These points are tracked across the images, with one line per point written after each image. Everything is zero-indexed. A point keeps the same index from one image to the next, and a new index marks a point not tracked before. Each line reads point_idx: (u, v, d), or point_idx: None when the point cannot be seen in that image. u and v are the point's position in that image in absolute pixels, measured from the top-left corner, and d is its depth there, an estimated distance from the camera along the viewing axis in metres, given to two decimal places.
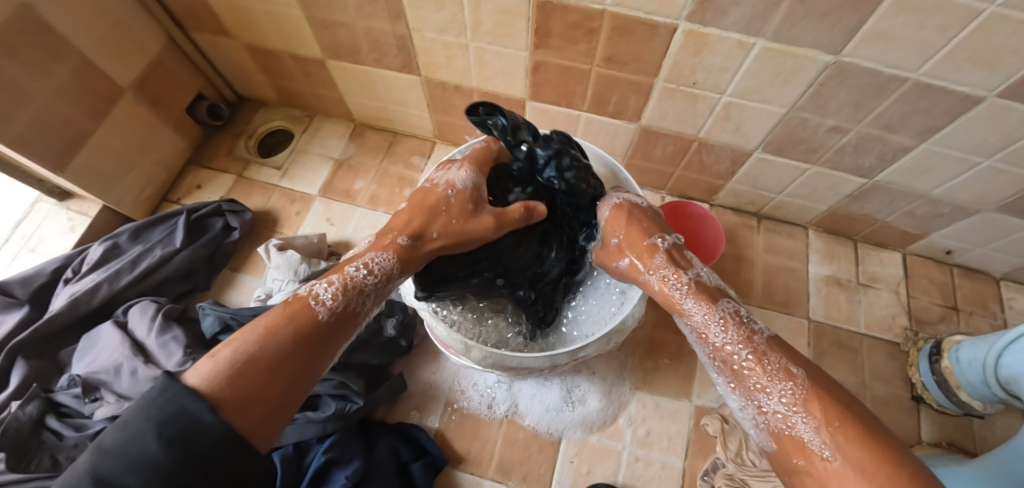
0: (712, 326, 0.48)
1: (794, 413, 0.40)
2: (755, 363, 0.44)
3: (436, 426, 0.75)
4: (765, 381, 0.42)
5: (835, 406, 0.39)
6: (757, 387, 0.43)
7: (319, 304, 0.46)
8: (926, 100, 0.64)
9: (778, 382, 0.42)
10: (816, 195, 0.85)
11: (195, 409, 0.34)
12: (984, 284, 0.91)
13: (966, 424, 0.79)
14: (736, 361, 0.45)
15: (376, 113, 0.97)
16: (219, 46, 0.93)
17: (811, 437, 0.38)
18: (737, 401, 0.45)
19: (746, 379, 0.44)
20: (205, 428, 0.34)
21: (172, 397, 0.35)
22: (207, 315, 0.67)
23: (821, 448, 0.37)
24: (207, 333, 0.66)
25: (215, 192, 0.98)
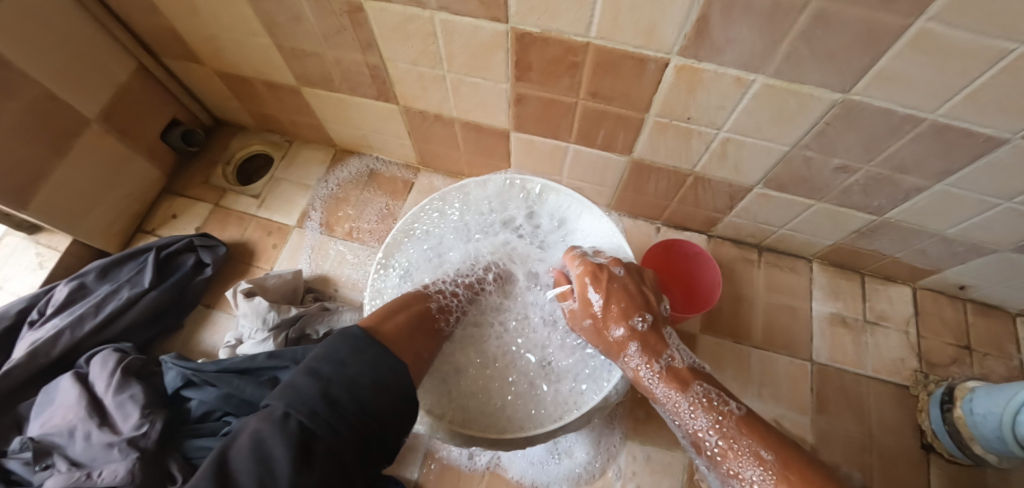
0: (686, 413, 0.51)
1: None
2: (725, 454, 0.47)
3: (415, 477, 0.72)
4: (736, 466, 0.46)
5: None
6: (730, 472, 0.47)
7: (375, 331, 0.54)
8: (944, 142, 0.58)
9: (748, 468, 0.45)
10: (821, 230, 0.79)
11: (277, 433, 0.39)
12: (999, 322, 0.85)
13: (980, 477, 0.74)
14: (705, 446, 0.49)
15: (356, 140, 0.93)
16: (192, 72, 0.89)
17: None
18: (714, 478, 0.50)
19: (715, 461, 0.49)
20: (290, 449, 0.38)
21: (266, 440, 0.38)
22: (169, 369, 0.63)
23: None
24: (169, 387, 0.62)
25: (190, 222, 0.95)
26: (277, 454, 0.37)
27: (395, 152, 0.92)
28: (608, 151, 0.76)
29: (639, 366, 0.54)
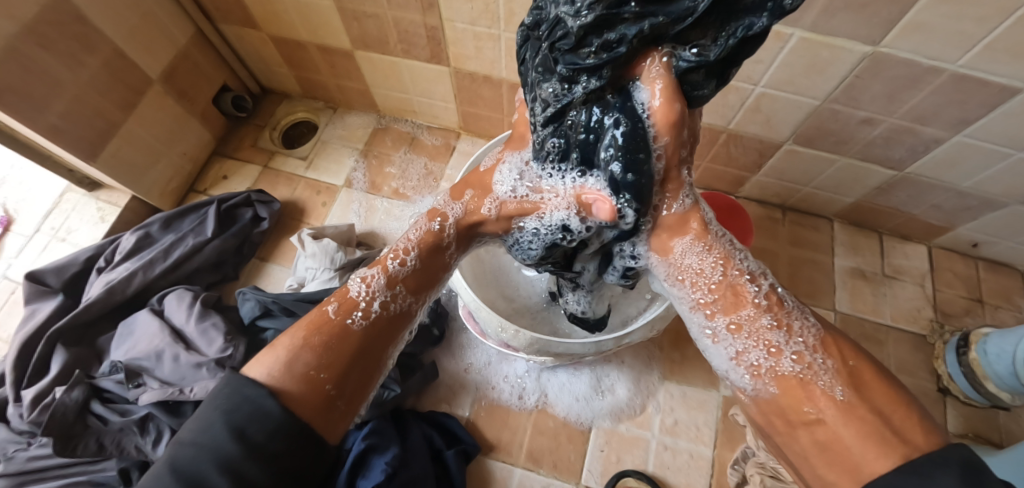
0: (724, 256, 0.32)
1: (813, 355, 0.28)
2: (774, 303, 0.30)
3: (467, 414, 0.76)
4: (783, 317, 0.30)
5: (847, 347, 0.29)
6: (771, 325, 0.29)
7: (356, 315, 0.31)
8: (961, 92, 0.62)
9: (796, 321, 0.30)
10: (843, 187, 0.86)
11: (255, 395, 0.26)
12: (1009, 278, 0.89)
13: (992, 416, 0.79)
14: (754, 296, 0.30)
15: (401, 105, 0.98)
16: (246, 37, 0.93)
17: (827, 379, 0.27)
18: (729, 347, 0.31)
19: (754, 317, 0.30)
20: (267, 417, 0.26)
21: (234, 389, 0.27)
22: (247, 300, 0.69)
23: (832, 387, 0.26)
24: (246, 317, 0.69)
25: (241, 182, 0.99)
26: (262, 400, 0.26)
27: (439, 116, 0.97)
28: None
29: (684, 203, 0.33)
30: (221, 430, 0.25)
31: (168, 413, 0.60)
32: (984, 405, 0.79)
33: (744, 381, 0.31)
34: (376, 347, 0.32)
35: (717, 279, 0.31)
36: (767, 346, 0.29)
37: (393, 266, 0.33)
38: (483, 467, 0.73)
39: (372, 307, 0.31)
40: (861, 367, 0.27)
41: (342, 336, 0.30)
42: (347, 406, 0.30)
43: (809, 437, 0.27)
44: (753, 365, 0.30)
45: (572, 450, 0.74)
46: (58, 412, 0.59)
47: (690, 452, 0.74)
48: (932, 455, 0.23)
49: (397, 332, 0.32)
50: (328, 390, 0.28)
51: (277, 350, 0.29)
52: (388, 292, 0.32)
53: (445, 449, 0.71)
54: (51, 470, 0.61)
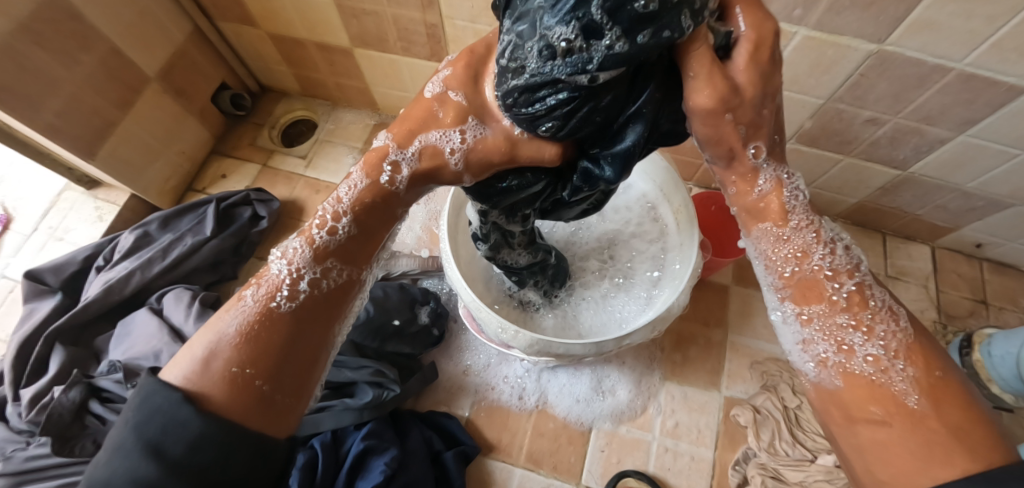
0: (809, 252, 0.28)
1: (890, 358, 0.26)
2: (859, 295, 0.28)
3: (466, 415, 0.76)
4: (870, 318, 0.27)
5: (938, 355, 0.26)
6: (849, 322, 0.27)
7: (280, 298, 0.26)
8: (968, 91, 0.61)
9: (882, 322, 0.27)
10: (846, 187, 0.85)
11: (167, 404, 0.24)
12: (1014, 279, 0.88)
13: (995, 419, 0.78)
14: (834, 291, 0.28)
15: (400, 103, 0.97)
16: (243, 35, 0.92)
17: (903, 384, 0.25)
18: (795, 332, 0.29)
19: (829, 311, 0.28)
20: (182, 427, 0.23)
21: (147, 396, 0.25)
22: None
23: (905, 392, 0.24)
24: None
25: (239, 181, 0.99)
26: (175, 410, 0.24)
27: None
28: None
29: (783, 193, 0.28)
30: (137, 449, 0.24)
31: None
32: (987, 407, 0.78)
33: (808, 366, 0.29)
34: (314, 332, 0.27)
35: (791, 270, 0.28)
36: (837, 342, 0.27)
37: (319, 233, 0.27)
38: (483, 468, 0.72)
39: (298, 287, 0.27)
40: (945, 380, 0.25)
41: (265, 321, 0.26)
42: (287, 401, 0.26)
43: (867, 434, 0.25)
44: (820, 355, 0.28)
45: (572, 452, 0.73)
46: (55, 413, 0.59)
47: (691, 454, 0.73)
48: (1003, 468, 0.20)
49: (336, 311, 0.28)
50: (257, 386, 0.25)
51: (199, 351, 0.26)
52: (315, 268, 0.27)
53: (445, 450, 0.71)
54: (48, 470, 0.61)
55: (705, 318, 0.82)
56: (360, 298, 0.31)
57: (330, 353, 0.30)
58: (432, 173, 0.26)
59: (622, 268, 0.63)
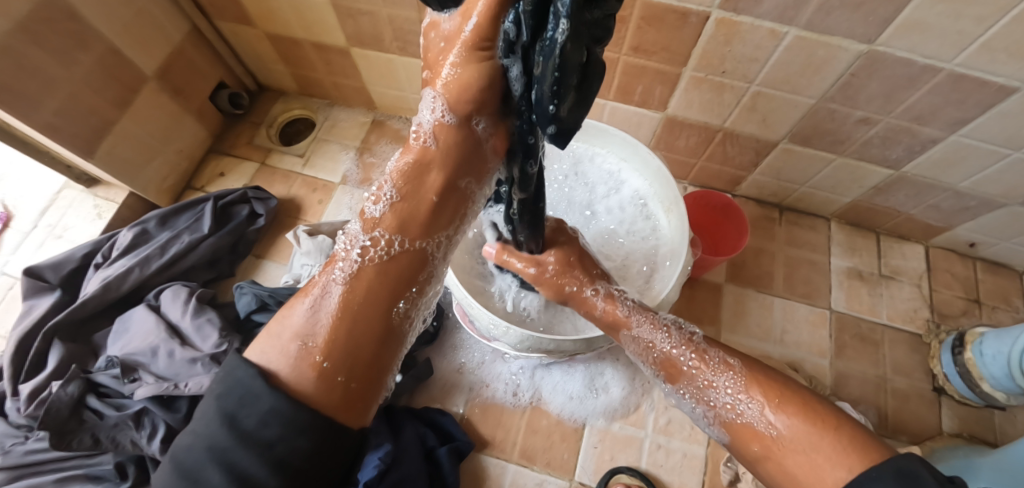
0: (657, 333, 0.45)
1: (741, 401, 0.38)
2: (701, 356, 0.42)
3: (461, 411, 0.76)
4: (710, 375, 0.41)
5: (780, 386, 0.37)
6: (705, 383, 0.41)
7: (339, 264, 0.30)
8: (959, 92, 0.62)
9: (721, 374, 0.40)
10: (840, 187, 0.85)
11: (246, 377, 0.26)
12: (1007, 279, 0.89)
13: (988, 417, 0.79)
14: (682, 363, 0.43)
15: (397, 102, 0.98)
16: (241, 34, 0.93)
17: (760, 419, 0.36)
18: (690, 404, 0.43)
19: (694, 374, 0.42)
20: (256, 400, 0.25)
21: (229, 370, 0.27)
22: (244, 294, 0.70)
23: (767, 426, 0.35)
24: (242, 311, 0.70)
25: (237, 180, 0.99)
26: (252, 384, 0.26)
27: None
28: (644, 107, 0.81)
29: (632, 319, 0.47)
30: (215, 419, 0.25)
31: (163, 408, 0.60)
32: (979, 405, 0.79)
33: (714, 433, 0.41)
34: (372, 300, 0.29)
35: (657, 354, 0.45)
36: (707, 402, 0.40)
37: (372, 209, 0.32)
38: (478, 464, 0.73)
39: (350, 255, 0.30)
40: (793, 399, 0.36)
41: (320, 301, 0.29)
42: (359, 388, 0.28)
43: (775, 465, 0.34)
44: (705, 414, 0.41)
45: (565, 448, 0.74)
46: (53, 407, 0.60)
47: (683, 451, 0.74)
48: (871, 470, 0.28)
49: (392, 287, 0.30)
50: (320, 364, 0.27)
51: (278, 325, 0.30)
52: (367, 237, 0.30)
53: (439, 446, 0.71)
54: (48, 463, 0.62)
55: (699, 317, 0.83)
56: (428, 275, 0.32)
57: (403, 341, 0.31)
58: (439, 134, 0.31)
59: None
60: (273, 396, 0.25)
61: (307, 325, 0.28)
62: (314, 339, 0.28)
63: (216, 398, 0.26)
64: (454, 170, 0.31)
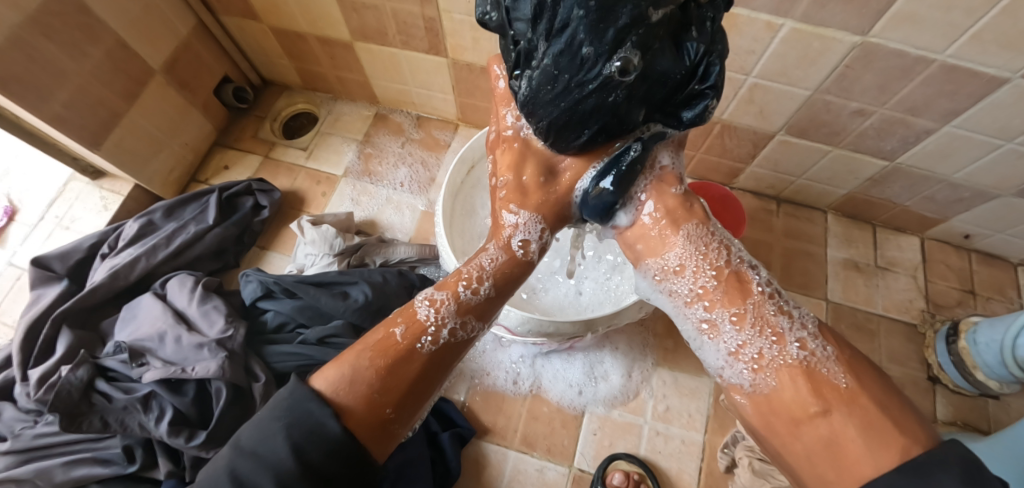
0: (717, 250, 0.33)
1: (814, 341, 0.29)
2: (774, 292, 0.32)
3: (463, 399, 0.78)
4: (783, 306, 0.31)
5: (857, 357, 0.29)
6: (775, 311, 0.31)
7: (428, 339, 0.31)
8: (951, 83, 0.63)
9: (794, 309, 0.32)
10: (836, 179, 0.86)
11: (322, 414, 0.27)
12: (1002, 270, 0.90)
13: (981, 405, 0.80)
14: (756, 286, 0.32)
15: (399, 96, 0.99)
16: (246, 29, 0.94)
17: (833, 368, 0.28)
18: (733, 338, 0.31)
19: (759, 305, 0.31)
20: (329, 438, 0.26)
21: (299, 399, 0.27)
22: (250, 281, 0.72)
23: (837, 375, 0.27)
24: (247, 299, 0.71)
25: (241, 173, 1.01)
26: (326, 421, 0.27)
27: (437, 108, 0.99)
28: None
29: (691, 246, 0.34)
30: (281, 446, 0.25)
31: (170, 391, 0.61)
32: (973, 394, 0.80)
33: (742, 377, 0.30)
34: (437, 373, 0.32)
35: (721, 267, 0.33)
36: (772, 336, 0.30)
37: (464, 293, 0.33)
38: (479, 450, 0.74)
39: (440, 334, 0.31)
40: (858, 358, 0.29)
41: (403, 358, 0.30)
42: (398, 430, 0.30)
43: (813, 431, 0.26)
44: (754, 358, 0.30)
45: (565, 435, 0.75)
46: (63, 390, 0.61)
47: (682, 437, 0.75)
48: (932, 451, 0.23)
49: (454, 362, 0.33)
50: (387, 415, 0.29)
51: (343, 363, 0.30)
52: (456, 319, 0.32)
53: (440, 432, 0.73)
54: (57, 446, 0.63)
55: None
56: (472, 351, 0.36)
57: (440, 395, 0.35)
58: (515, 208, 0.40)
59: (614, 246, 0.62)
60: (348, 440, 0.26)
61: (383, 371, 0.30)
62: (381, 385, 0.29)
63: (280, 424, 0.26)
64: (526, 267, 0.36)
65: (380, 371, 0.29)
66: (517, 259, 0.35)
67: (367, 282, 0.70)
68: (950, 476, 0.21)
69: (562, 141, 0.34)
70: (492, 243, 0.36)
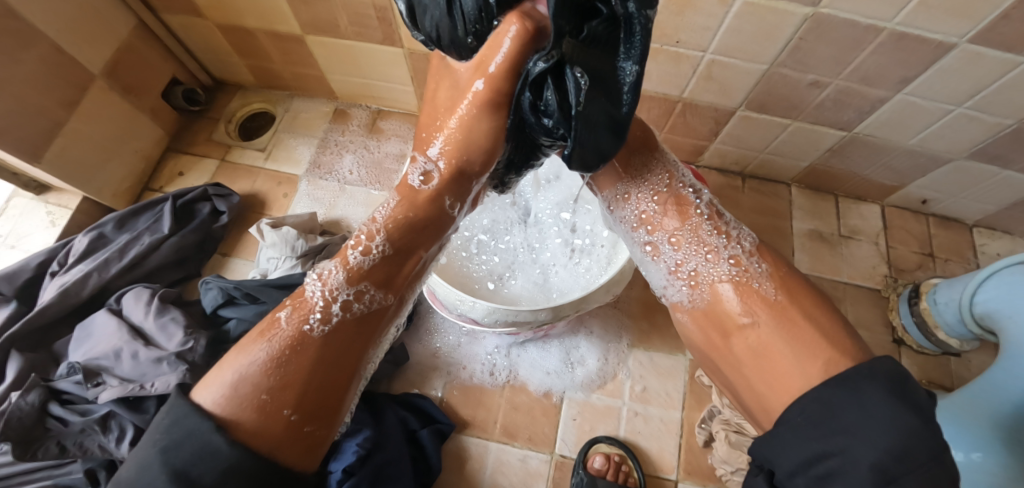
0: (658, 181, 0.46)
1: (750, 260, 0.41)
2: (713, 214, 0.44)
3: (440, 395, 0.77)
4: (721, 226, 0.43)
5: (786, 281, 0.39)
6: (712, 231, 0.43)
7: (314, 319, 0.35)
8: (901, 50, 0.64)
9: (738, 232, 0.43)
10: (798, 151, 0.87)
11: (204, 430, 0.29)
12: (959, 232, 0.93)
13: (945, 364, 0.83)
14: (695, 211, 0.44)
15: (358, 90, 0.96)
16: (192, 27, 0.90)
17: (763, 283, 0.39)
18: (674, 255, 0.45)
19: (697, 226, 0.44)
20: (217, 453, 0.28)
21: (178, 419, 0.30)
22: (211, 289, 0.70)
23: (768, 291, 0.39)
24: (209, 307, 0.70)
25: (197, 178, 0.97)
26: (209, 435, 0.29)
27: (398, 100, 0.96)
28: None
29: (649, 183, 0.46)
30: (163, 474, 0.27)
31: (129, 410, 0.59)
32: (936, 353, 0.83)
33: (683, 293, 0.44)
34: (343, 353, 0.36)
35: (664, 193, 0.46)
36: (707, 254, 0.42)
37: (355, 258, 0.38)
38: (460, 444, 0.74)
39: (331, 310, 0.36)
40: (789, 278, 0.40)
41: (298, 343, 0.34)
42: (314, 427, 0.33)
43: (742, 341, 0.38)
44: (692, 276, 0.43)
45: (547, 423, 0.75)
46: (14, 417, 0.58)
47: (660, 416, 0.76)
48: (860, 367, 0.31)
49: (368, 331, 0.38)
50: (286, 414, 0.32)
51: (229, 373, 0.33)
52: (350, 290, 0.37)
53: (420, 429, 0.71)
54: (13, 476, 0.60)
55: None
56: (386, 326, 0.40)
57: (357, 381, 0.38)
58: (457, 170, 0.41)
59: (582, 231, 0.61)
60: (238, 449, 0.29)
61: (277, 360, 0.33)
62: (280, 380, 0.33)
63: (163, 449, 0.28)
64: (422, 233, 0.41)
65: (277, 362, 0.33)
66: (414, 203, 0.41)
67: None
68: (875, 391, 0.29)
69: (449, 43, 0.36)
70: (381, 209, 0.41)
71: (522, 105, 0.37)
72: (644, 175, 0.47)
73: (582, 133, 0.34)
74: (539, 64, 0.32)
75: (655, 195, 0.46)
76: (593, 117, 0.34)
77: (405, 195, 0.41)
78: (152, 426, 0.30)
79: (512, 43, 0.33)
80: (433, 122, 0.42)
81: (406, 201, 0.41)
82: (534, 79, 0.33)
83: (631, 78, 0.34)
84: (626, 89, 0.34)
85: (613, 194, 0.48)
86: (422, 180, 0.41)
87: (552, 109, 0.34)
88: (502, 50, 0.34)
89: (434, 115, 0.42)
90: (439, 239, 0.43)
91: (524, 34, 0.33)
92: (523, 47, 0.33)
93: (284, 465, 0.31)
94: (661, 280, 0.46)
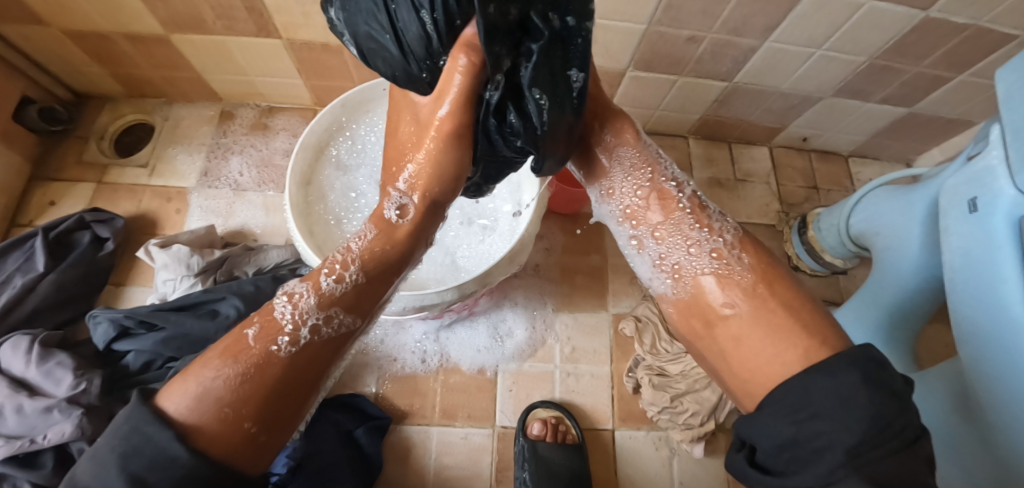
0: (625, 179, 0.50)
1: (732, 251, 0.44)
2: (693, 205, 0.47)
3: (375, 390, 0.76)
4: (704, 219, 0.46)
5: (766, 270, 0.43)
6: (693, 224, 0.46)
7: (280, 342, 0.36)
8: (760, 1, 0.68)
9: (721, 223, 0.46)
10: (688, 105, 0.92)
11: (161, 437, 0.30)
12: (836, 164, 1.03)
13: (834, 282, 0.93)
14: (678, 202, 0.48)
15: (243, 88, 0.90)
16: (32, 36, 0.79)
17: (739, 268, 0.43)
18: (650, 251, 0.49)
19: (680, 218, 0.47)
20: (175, 460, 0.29)
21: (136, 424, 0.31)
22: (100, 323, 0.64)
23: (737, 272, 0.43)
24: (100, 343, 0.64)
25: (73, 205, 0.88)
26: (168, 445, 0.30)
27: (290, 95, 0.91)
28: None
29: (621, 180, 0.50)
30: (120, 479, 0.28)
31: (22, 468, 0.54)
32: (826, 274, 0.92)
33: (665, 285, 0.48)
34: (305, 372, 0.37)
35: (653, 185, 0.49)
36: (689, 248, 0.46)
37: (326, 283, 0.39)
38: (401, 435, 0.74)
39: (299, 333, 0.36)
40: (767, 265, 0.43)
41: (247, 354, 0.35)
42: (271, 438, 0.34)
43: (726, 330, 0.42)
44: (675, 269, 0.47)
45: (485, 398, 0.77)
46: None
47: (591, 372, 0.80)
48: (839, 355, 0.34)
49: (335, 353, 0.39)
50: (245, 426, 0.33)
51: (191, 381, 0.33)
52: (318, 314, 0.37)
53: (356, 428, 0.71)
54: None
55: (586, 247, 0.87)
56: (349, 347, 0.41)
57: (316, 395, 0.39)
58: (435, 202, 0.44)
59: (483, 209, 0.62)
60: (196, 459, 0.30)
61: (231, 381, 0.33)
62: (234, 398, 0.33)
63: (124, 451, 0.29)
64: (395, 261, 0.42)
65: (231, 386, 0.34)
66: (390, 232, 0.42)
67: (238, 296, 0.65)
68: (853, 379, 0.31)
69: (405, 76, 0.42)
70: (357, 238, 0.42)
71: (487, 127, 0.44)
72: (620, 163, 0.50)
73: (547, 146, 0.44)
74: (494, 94, 0.41)
75: (641, 188, 0.49)
76: (552, 129, 0.43)
77: (382, 228, 0.42)
78: (109, 430, 0.31)
79: (466, 72, 0.39)
80: (402, 158, 0.47)
81: (380, 231, 0.42)
82: (495, 105, 0.41)
83: (580, 83, 0.43)
84: (575, 91, 0.43)
85: (602, 187, 0.52)
86: (399, 214, 0.43)
87: (517, 129, 0.43)
88: (456, 83, 0.40)
89: (399, 152, 0.49)
90: (412, 264, 0.45)
91: (472, 69, 0.39)
92: (473, 78, 0.40)
93: (238, 472, 0.32)
94: (644, 270, 0.50)
